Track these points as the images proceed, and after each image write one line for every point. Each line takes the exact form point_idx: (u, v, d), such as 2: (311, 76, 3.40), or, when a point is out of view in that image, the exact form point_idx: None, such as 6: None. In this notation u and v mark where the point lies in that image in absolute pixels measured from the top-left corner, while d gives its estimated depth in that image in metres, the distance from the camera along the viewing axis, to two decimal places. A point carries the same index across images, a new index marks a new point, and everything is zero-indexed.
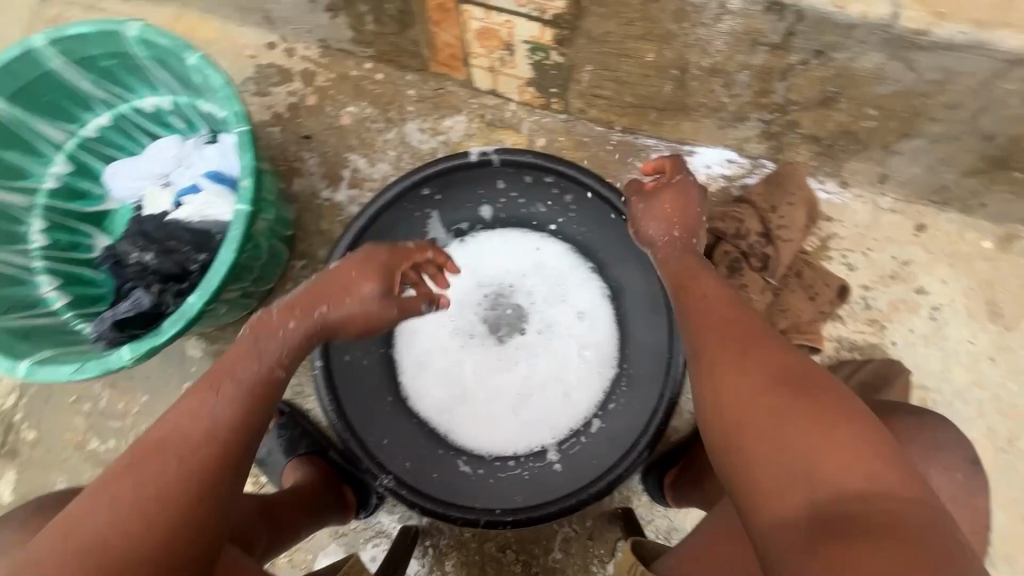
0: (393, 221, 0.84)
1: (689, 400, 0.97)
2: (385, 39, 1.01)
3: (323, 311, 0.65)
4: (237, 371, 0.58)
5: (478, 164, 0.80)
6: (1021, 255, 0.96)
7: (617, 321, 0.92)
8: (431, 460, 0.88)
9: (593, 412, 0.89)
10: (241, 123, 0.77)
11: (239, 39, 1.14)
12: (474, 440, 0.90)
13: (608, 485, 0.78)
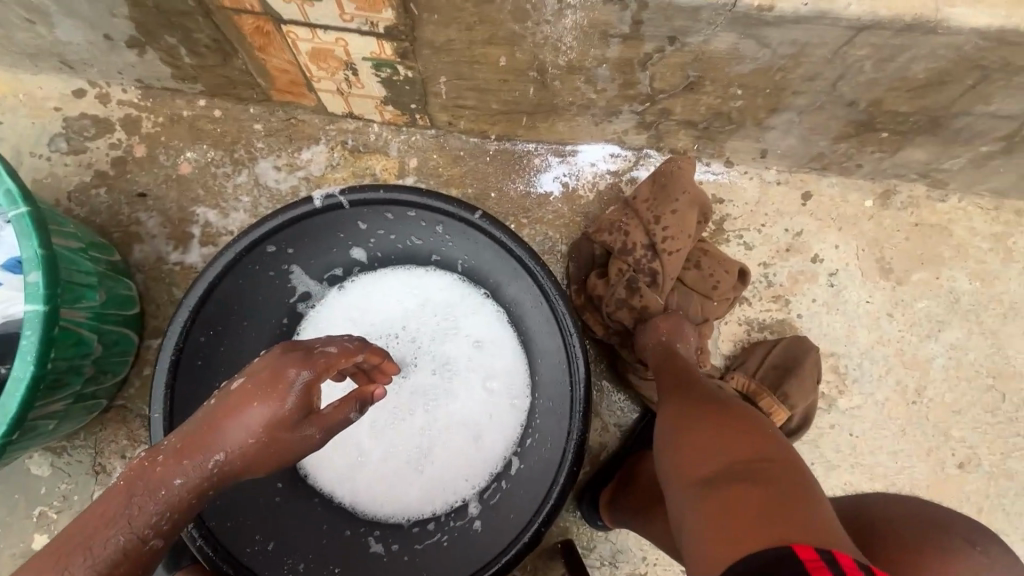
0: (241, 288, 0.71)
1: (612, 413, 0.92)
2: (211, 72, 0.88)
3: (220, 458, 0.48)
4: (92, 552, 0.41)
5: (328, 209, 0.69)
6: (900, 209, 0.97)
7: (522, 348, 0.85)
8: (337, 546, 0.78)
9: (511, 452, 0.83)
10: (16, 205, 0.63)
11: (38, 91, 0.96)
12: (386, 510, 0.81)
13: (531, 540, 0.71)
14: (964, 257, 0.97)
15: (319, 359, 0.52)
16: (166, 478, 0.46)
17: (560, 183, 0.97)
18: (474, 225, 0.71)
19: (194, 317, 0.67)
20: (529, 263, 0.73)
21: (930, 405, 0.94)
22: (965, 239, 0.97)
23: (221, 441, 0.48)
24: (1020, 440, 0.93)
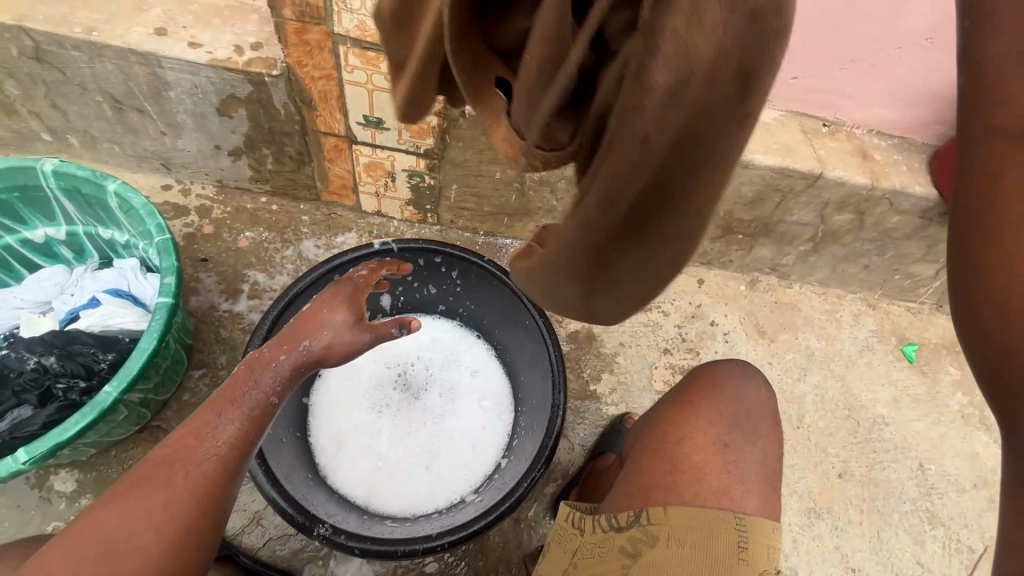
0: (305, 309, 0.96)
1: (577, 435, 1.16)
2: (283, 176, 1.22)
3: (306, 343, 0.74)
4: (236, 399, 0.68)
5: (380, 253, 0.99)
6: (764, 292, 1.40)
7: (506, 374, 1.09)
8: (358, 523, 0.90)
9: (502, 455, 1.01)
10: (162, 234, 0.88)
11: (133, 184, 1.25)
12: (400, 502, 0.96)
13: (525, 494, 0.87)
14: (811, 324, 1.38)
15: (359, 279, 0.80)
16: (273, 358, 0.72)
17: None
18: (479, 268, 1.01)
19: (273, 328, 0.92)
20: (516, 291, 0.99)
21: (809, 429, 1.24)
22: (809, 313, 1.40)
23: (308, 333, 0.74)
24: (877, 455, 1.24)
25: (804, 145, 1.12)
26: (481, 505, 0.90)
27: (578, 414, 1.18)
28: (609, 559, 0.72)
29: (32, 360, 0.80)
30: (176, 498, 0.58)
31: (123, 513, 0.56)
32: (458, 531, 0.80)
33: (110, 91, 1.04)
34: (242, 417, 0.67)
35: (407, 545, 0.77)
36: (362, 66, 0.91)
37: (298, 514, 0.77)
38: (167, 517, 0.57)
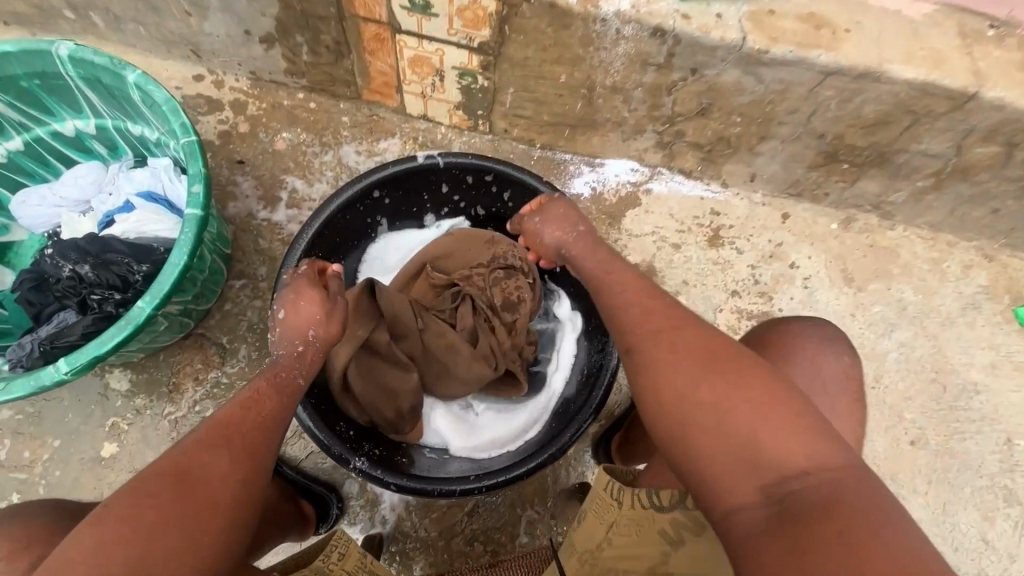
0: (344, 224, 0.87)
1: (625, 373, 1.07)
2: (319, 69, 1.08)
3: (315, 332, 0.71)
4: (278, 375, 0.66)
5: (425, 167, 0.87)
6: (859, 233, 1.21)
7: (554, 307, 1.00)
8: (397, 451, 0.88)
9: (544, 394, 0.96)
10: (188, 135, 0.80)
11: (163, 72, 1.15)
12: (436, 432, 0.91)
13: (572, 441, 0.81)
14: (909, 274, 1.20)
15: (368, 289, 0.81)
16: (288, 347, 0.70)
17: (590, 187, 1.18)
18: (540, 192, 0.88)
19: (309, 245, 0.82)
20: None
21: (886, 391, 1.12)
22: (909, 260, 1.21)
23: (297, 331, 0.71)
24: (959, 425, 1.12)
25: (960, 53, 0.87)
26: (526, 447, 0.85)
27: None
28: (645, 539, 0.67)
29: (67, 266, 0.77)
30: (239, 455, 0.56)
31: (195, 471, 0.53)
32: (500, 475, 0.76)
33: None
34: (282, 393, 0.65)
35: (444, 485, 0.74)
36: None
37: (334, 446, 0.74)
38: (238, 471, 0.55)
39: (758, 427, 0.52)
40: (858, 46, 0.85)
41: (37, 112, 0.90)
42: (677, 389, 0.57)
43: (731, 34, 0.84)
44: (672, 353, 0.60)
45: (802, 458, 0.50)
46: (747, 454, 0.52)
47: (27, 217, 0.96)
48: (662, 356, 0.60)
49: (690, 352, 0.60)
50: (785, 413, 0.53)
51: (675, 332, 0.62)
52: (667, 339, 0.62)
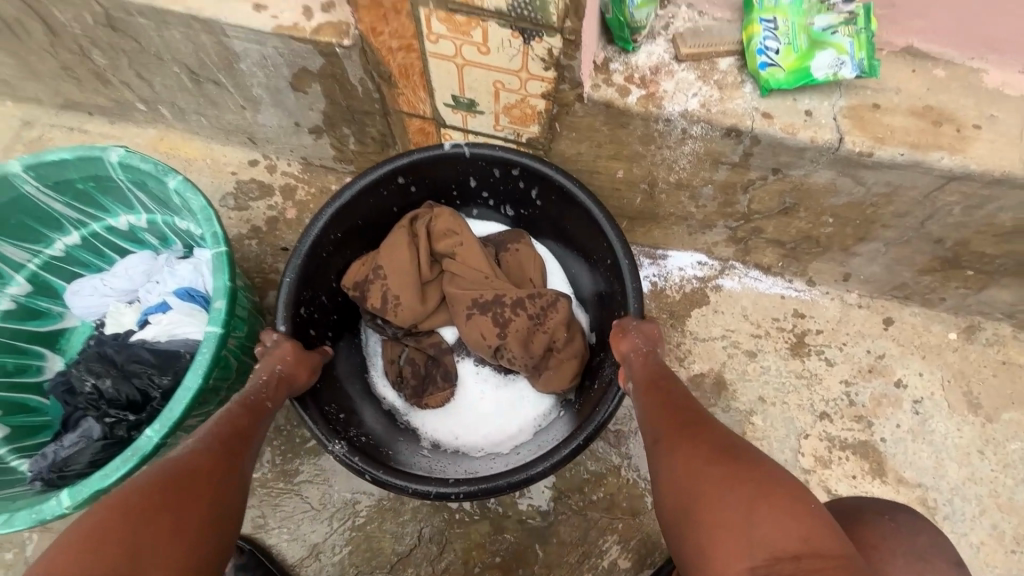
0: (362, 208, 0.86)
1: None
2: (367, 157, 1.05)
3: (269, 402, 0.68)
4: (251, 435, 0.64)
5: (452, 157, 0.85)
6: (986, 346, 0.99)
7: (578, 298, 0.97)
8: (393, 443, 0.84)
9: (559, 407, 0.89)
10: (219, 244, 0.77)
11: (220, 157, 1.16)
12: (429, 422, 0.88)
13: (564, 457, 0.71)
14: None
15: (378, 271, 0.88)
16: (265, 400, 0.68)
17: (650, 281, 1.05)
18: (568, 191, 0.84)
19: (325, 227, 0.82)
20: (609, 228, 0.81)
21: None
22: None
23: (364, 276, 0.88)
24: None
25: None
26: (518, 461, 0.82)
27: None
28: None
29: (92, 381, 0.77)
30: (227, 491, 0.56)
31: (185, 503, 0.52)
32: (485, 483, 0.70)
33: (185, 62, 0.93)
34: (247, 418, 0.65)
35: (420, 485, 0.70)
36: (450, 34, 0.69)
37: (315, 424, 0.72)
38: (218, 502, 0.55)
39: (746, 511, 0.48)
40: (989, 147, 0.69)
41: (93, 209, 0.93)
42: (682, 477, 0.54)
43: (825, 133, 0.71)
44: (687, 438, 0.57)
45: (804, 550, 0.45)
46: (757, 542, 0.46)
47: (78, 306, 0.97)
48: (666, 435, 0.59)
49: (683, 428, 0.59)
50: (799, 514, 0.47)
51: (680, 413, 0.61)
52: (657, 416, 0.62)
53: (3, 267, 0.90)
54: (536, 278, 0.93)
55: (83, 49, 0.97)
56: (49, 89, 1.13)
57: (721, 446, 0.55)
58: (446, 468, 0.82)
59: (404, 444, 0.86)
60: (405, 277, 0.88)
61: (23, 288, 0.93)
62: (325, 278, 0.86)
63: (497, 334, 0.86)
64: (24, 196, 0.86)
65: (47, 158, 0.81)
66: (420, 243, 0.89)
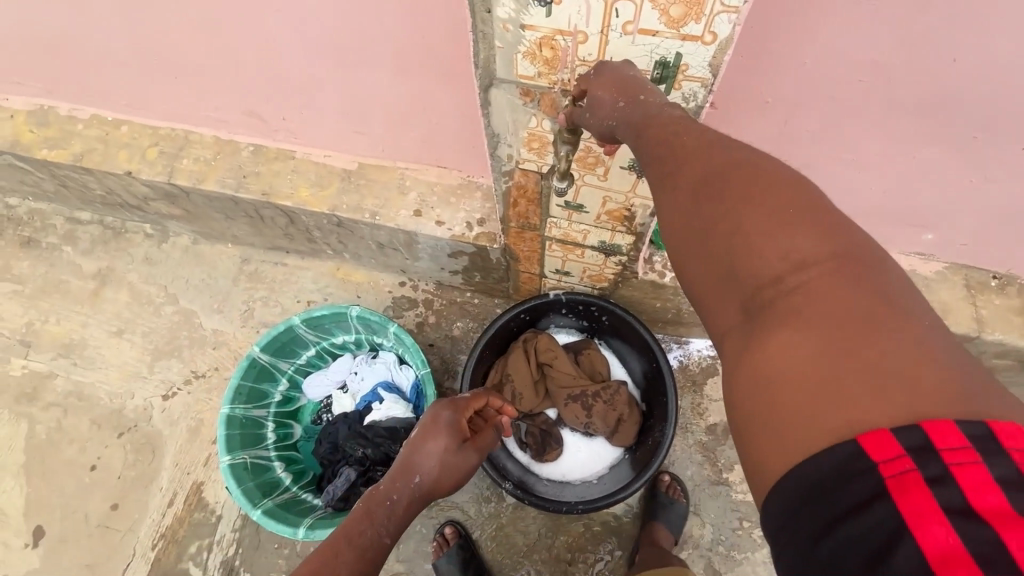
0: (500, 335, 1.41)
1: (713, 499, 1.45)
2: (485, 285, 1.59)
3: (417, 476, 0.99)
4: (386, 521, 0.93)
5: (554, 301, 1.39)
6: None
7: (631, 377, 1.50)
8: (526, 479, 1.40)
9: (625, 452, 1.42)
10: (424, 367, 1.33)
11: (379, 280, 1.70)
12: (544, 466, 1.43)
13: (633, 488, 1.26)
14: None
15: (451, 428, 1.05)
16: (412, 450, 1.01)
17: (678, 359, 1.56)
18: (627, 320, 1.38)
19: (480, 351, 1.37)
20: (653, 344, 1.35)
21: None
22: None
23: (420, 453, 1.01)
24: None
25: (965, 303, 1.17)
26: (604, 490, 1.37)
27: (700, 489, 1.46)
28: None
29: (358, 449, 1.33)
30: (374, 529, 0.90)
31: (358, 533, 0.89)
32: (591, 504, 1.26)
33: (378, 241, 1.47)
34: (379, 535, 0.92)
35: (554, 505, 1.27)
36: (561, 250, 1.22)
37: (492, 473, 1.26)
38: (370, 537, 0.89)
39: (764, 228, 0.55)
40: None
41: (328, 334, 1.46)
42: (681, 220, 0.61)
43: None
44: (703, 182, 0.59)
45: (798, 255, 0.54)
46: (829, 355, 0.50)
47: (312, 392, 1.51)
48: (676, 160, 0.61)
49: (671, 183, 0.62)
50: (801, 221, 0.55)
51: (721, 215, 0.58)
52: (665, 176, 0.62)
53: (278, 374, 1.44)
54: (603, 371, 1.46)
55: (308, 230, 1.52)
56: (266, 241, 1.69)
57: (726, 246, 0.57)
58: (561, 495, 1.38)
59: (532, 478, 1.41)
60: (524, 381, 1.41)
61: (286, 385, 1.47)
62: (477, 380, 1.41)
63: (584, 414, 1.40)
64: (295, 333, 1.39)
65: (315, 313, 1.36)
66: (530, 359, 1.42)
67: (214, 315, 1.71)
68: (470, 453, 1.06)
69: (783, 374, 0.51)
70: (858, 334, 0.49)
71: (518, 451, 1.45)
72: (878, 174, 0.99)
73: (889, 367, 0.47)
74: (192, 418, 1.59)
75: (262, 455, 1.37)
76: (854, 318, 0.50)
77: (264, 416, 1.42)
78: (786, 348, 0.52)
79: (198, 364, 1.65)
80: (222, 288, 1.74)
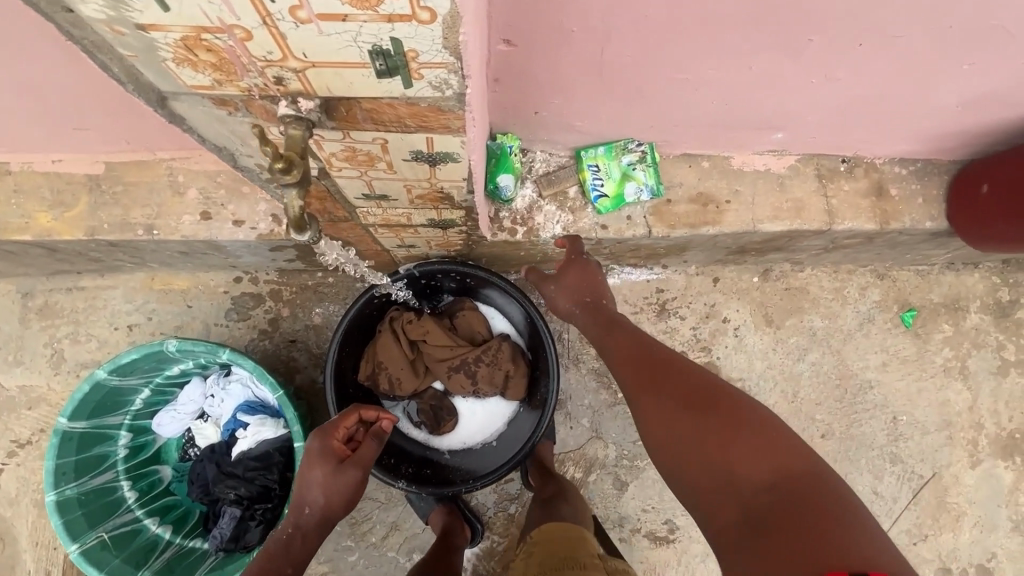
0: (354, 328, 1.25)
1: (613, 420, 1.48)
2: (334, 264, 1.37)
3: (304, 509, 0.89)
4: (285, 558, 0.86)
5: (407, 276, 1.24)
6: (776, 279, 1.54)
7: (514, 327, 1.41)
8: (427, 462, 1.33)
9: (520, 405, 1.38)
10: (276, 390, 1.17)
11: (209, 281, 1.43)
12: (444, 440, 1.38)
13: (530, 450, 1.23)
14: (817, 305, 1.54)
15: (321, 454, 0.92)
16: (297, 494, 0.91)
17: None
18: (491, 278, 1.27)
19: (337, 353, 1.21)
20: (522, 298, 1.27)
21: (803, 401, 1.52)
22: (817, 294, 1.54)
23: (301, 494, 0.90)
24: (858, 413, 1.53)
25: (817, 196, 1.14)
26: (506, 449, 1.35)
27: (598, 413, 1.49)
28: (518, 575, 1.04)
29: (232, 491, 1.20)
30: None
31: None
32: (491, 476, 1.22)
33: (177, 251, 1.18)
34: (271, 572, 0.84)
35: (454, 488, 1.22)
36: (391, 231, 1.02)
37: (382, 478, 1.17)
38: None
39: (712, 424, 0.74)
40: (737, 215, 1.13)
41: (157, 372, 1.23)
42: (681, 435, 0.75)
43: (641, 229, 1.12)
44: (673, 402, 0.79)
45: (776, 468, 0.67)
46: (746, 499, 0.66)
47: (167, 431, 1.31)
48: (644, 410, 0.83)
49: (664, 396, 0.81)
50: (774, 443, 0.69)
51: (671, 408, 0.79)
52: (661, 393, 0.81)
53: (111, 430, 1.22)
54: (482, 331, 1.36)
55: (85, 254, 1.20)
56: (42, 269, 1.34)
57: (683, 414, 0.77)
58: (465, 465, 1.34)
59: (434, 457, 1.36)
60: (397, 366, 1.29)
61: (128, 436, 1.26)
62: (345, 382, 1.27)
63: (471, 382, 1.32)
64: (109, 386, 1.16)
65: (122, 361, 1.11)
66: (401, 340, 1.29)
67: (12, 369, 1.39)
68: (352, 468, 0.92)
69: (719, 501, 0.69)
70: (792, 505, 0.63)
71: (415, 432, 1.37)
72: (717, 87, 0.85)
73: (793, 512, 0.61)
74: (35, 490, 1.37)
75: (125, 521, 1.21)
76: (786, 492, 0.64)
77: (114, 478, 1.23)
78: (726, 489, 0.69)
79: (18, 431, 1.38)
80: (11, 335, 1.40)
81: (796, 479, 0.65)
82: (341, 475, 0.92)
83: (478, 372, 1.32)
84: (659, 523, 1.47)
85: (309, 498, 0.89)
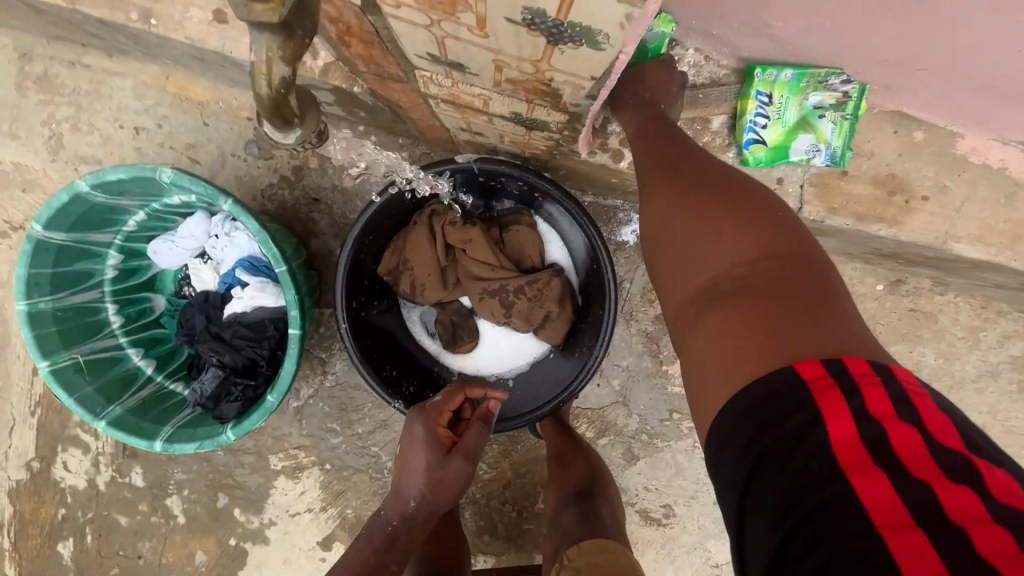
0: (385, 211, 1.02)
1: (647, 391, 1.30)
2: (379, 122, 1.09)
3: (411, 501, 0.87)
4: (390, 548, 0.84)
5: (463, 167, 0.98)
6: (903, 296, 1.22)
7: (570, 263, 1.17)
8: (431, 381, 1.18)
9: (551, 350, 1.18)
10: (280, 264, 0.98)
11: (231, 100, 1.18)
12: (456, 361, 1.21)
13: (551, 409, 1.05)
14: (938, 339, 1.24)
15: (424, 443, 0.86)
16: (399, 485, 0.88)
17: (637, 234, 1.23)
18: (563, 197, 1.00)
19: (358, 237, 1.00)
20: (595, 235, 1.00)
21: None
22: (945, 326, 1.23)
23: (404, 487, 0.87)
24: None
25: None
26: (522, 393, 1.17)
27: (633, 379, 1.29)
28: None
29: (216, 354, 1.07)
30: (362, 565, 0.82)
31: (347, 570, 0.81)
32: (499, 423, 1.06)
33: (187, 53, 0.91)
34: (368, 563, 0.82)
35: None
36: (456, 111, 0.73)
37: (378, 392, 1.01)
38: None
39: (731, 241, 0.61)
40: None
41: (153, 198, 1.04)
42: (694, 262, 0.63)
43: None
44: (696, 215, 0.65)
45: (804, 297, 0.55)
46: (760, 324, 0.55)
47: (164, 261, 1.15)
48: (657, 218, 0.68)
49: (679, 203, 0.66)
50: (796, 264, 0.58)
51: (691, 220, 0.65)
52: (681, 197, 0.66)
53: (98, 248, 1.08)
54: (534, 256, 1.12)
55: (78, 25, 0.94)
56: (38, 29, 1.09)
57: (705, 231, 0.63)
58: None
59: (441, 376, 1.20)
60: (426, 268, 1.09)
61: (118, 258, 1.12)
62: (363, 271, 1.07)
63: (504, 311, 1.11)
64: (95, 202, 0.98)
65: (107, 178, 0.92)
66: (437, 241, 1.08)
67: (6, 141, 1.21)
68: (458, 460, 0.87)
69: (719, 332, 0.58)
70: (806, 331, 0.53)
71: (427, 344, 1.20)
72: None
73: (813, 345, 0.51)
74: None
75: (105, 346, 1.11)
76: (802, 319, 0.54)
77: (99, 299, 1.11)
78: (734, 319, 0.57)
79: (11, 212, 1.25)
80: (6, 100, 1.20)
81: (818, 311, 0.55)
82: (446, 466, 0.87)
83: (515, 303, 1.10)
84: (656, 505, 1.35)
85: (414, 495, 0.86)
